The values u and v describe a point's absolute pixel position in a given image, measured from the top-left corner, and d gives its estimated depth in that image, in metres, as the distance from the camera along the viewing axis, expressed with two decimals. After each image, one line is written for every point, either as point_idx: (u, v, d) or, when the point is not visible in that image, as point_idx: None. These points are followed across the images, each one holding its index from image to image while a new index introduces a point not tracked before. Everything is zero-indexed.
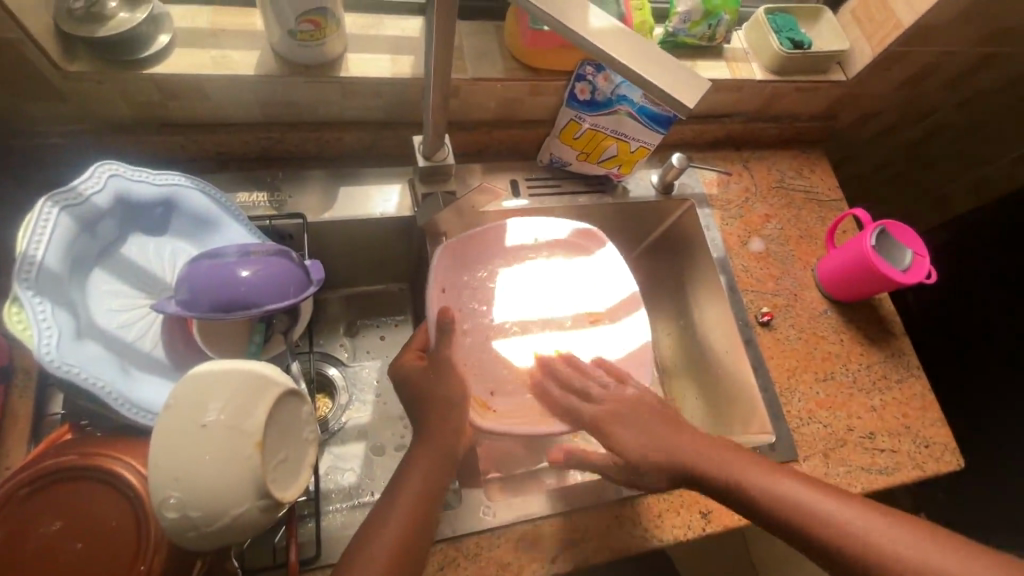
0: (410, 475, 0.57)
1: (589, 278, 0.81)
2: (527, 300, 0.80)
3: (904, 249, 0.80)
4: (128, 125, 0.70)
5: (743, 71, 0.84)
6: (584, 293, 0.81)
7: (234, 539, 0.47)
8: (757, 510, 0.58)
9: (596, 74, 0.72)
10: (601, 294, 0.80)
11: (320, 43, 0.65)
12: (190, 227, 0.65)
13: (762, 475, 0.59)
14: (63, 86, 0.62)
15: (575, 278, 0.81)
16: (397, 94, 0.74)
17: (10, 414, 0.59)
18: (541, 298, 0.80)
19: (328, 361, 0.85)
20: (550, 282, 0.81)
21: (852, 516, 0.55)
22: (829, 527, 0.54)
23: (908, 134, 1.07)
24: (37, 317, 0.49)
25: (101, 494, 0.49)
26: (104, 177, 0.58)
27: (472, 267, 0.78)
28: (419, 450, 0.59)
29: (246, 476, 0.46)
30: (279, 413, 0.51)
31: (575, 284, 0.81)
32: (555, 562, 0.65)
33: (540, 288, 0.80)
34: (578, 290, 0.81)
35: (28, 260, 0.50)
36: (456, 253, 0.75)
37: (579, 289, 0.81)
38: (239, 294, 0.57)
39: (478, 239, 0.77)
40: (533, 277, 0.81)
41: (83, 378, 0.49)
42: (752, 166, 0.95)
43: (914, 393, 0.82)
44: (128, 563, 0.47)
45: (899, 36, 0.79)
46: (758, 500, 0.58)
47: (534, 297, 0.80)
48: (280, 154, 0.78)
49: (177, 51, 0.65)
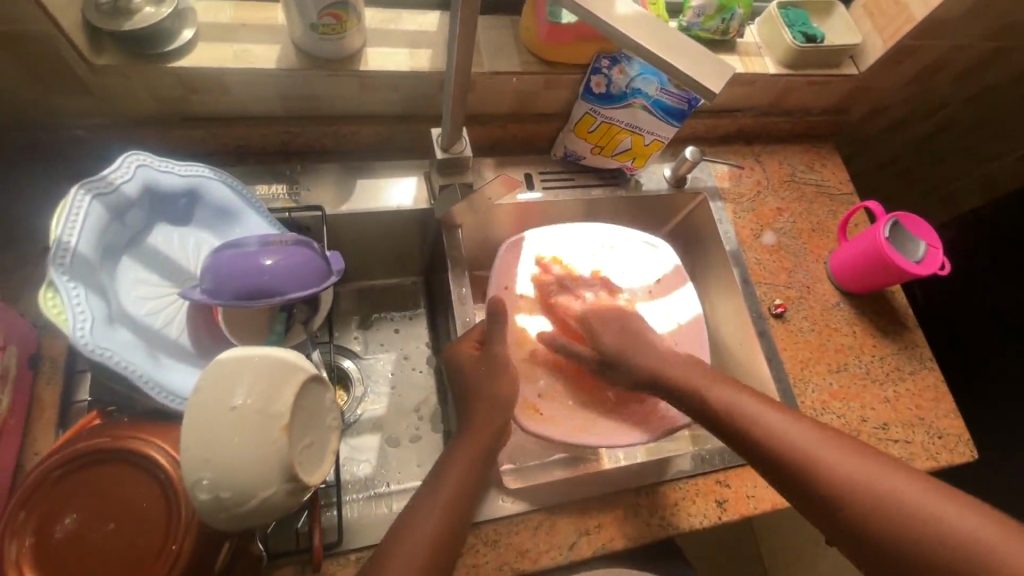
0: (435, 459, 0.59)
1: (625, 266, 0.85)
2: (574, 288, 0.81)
3: (918, 241, 0.80)
4: (151, 118, 0.71)
5: (756, 65, 0.84)
6: (629, 271, 0.85)
7: (261, 521, 0.47)
8: (745, 444, 0.58)
9: (612, 68, 0.73)
10: (645, 271, 0.85)
11: (340, 37, 0.66)
12: (213, 218, 0.66)
13: (761, 407, 0.59)
14: (90, 80, 0.63)
15: (620, 257, 0.85)
16: (414, 88, 0.75)
17: (38, 401, 0.60)
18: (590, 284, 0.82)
19: (344, 353, 0.86)
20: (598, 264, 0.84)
21: (838, 455, 0.53)
22: (760, 427, 0.57)
23: (919, 129, 1.07)
24: (72, 302, 0.50)
25: (132, 475, 0.50)
26: (133, 167, 0.59)
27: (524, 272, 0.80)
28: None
29: (274, 460, 0.46)
30: (304, 399, 0.51)
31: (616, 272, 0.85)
32: (573, 550, 0.66)
33: (589, 270, 0.83)
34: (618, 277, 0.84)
35: (62, 246, 0.51)
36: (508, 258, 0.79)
37: (625, 268, 0.85)
38: (263, 283, 0.58)
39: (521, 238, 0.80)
40: (584, 262, 0.83)
41: (116, 362, 0.50)
42: (764, 160, 0.96)
43: (927, 385, 0.83)
44: (161, 543, 0.48)
45: (912, 30, 0.80)
46: (748, 431, 0.58)
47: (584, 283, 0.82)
48: (299, 148, 0.79)
49: (200, 46, 0.66)
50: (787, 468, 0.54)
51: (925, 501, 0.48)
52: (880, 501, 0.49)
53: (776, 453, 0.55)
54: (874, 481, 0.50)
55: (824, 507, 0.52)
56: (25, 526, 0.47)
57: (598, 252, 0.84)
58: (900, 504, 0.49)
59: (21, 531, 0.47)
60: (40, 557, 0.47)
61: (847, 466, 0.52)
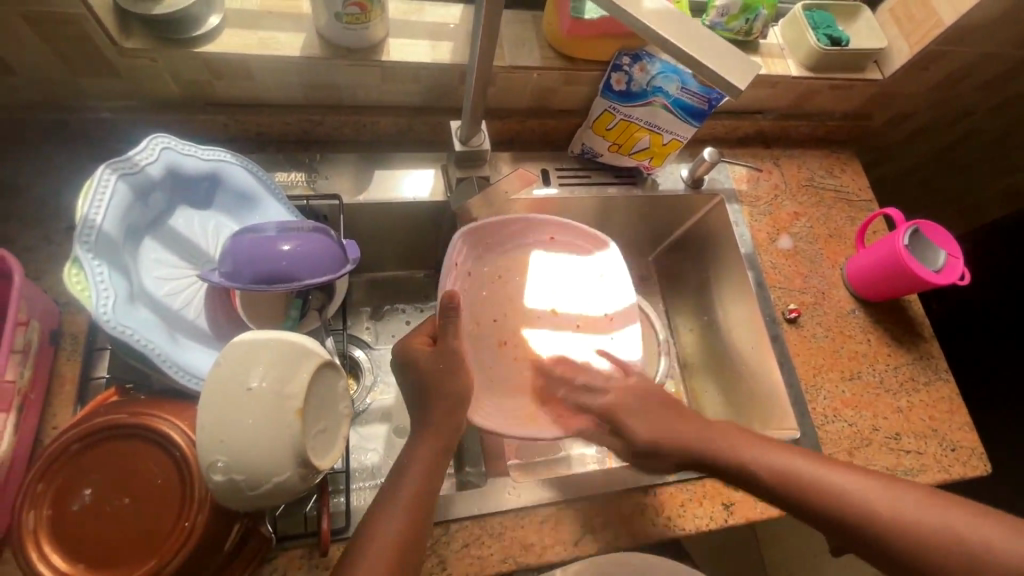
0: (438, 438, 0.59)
1: (587, 276, 0.81)
2: (543, 276, 0.81)
3: (938, 249, 0.79)
4: (175, 102, 0.72)
5: (778, 67, 0.84)
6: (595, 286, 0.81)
7: (273, 502, 0.48)
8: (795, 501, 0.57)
9: (633, 65, 0.73)
10: (606, 291, 0.80)
11: (365, 26, 0.66)
12: (233, 203, 0.66)
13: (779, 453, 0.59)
14: (118, 62, 0.64)
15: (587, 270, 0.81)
16: (434, 80, 0.75)
17: (59, 375, 0.61)
18: (555, 287, 0.81)
19: (355, 343, 0.86)
20: (563, 271, 0.81)
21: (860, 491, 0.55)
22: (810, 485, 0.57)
23: (942, 138, 1.06)
24: (96, 280, 0.51)
25: (148, 450, 0.51)
26: (158, 149, 0.60)
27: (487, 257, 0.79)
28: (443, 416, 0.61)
29: (288, 442, 0.47)
30: (317, 384, 0.52)
31: (575, 280, 0.81)
32: (577, 545, 0.66)
33: (556, 275, 0.81)
34: (577, 282, 0.81)
35: (88, 224, 0.52)
36: (474, 241, 0.77)
37: (593, 287, 0.81)
38: (281, 268, 0.58)
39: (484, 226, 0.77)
40: (554, 263, 0.82)
41: (135, 339, 0.51)
42: (782, 163, 0.95)
43: (941, 397, 0.82)
44: (176, 519, 0.49)
45: (939, 35, 0.79)
46: (767, 472, 0.58)
47: (554, 286, 0.81)
48: (317, 137, 0.80)
49: (225, 32, 0.67)
50: (816, 508, 0.56)
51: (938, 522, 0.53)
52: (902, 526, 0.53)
53: (802, 495, 0.57)
54: (907, 513, 0.53)
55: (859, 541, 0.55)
56: (44, 495, 0.48)
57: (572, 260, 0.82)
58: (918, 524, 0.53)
59: (40, 500, 0.48)
60: (58, 526, 0.48)
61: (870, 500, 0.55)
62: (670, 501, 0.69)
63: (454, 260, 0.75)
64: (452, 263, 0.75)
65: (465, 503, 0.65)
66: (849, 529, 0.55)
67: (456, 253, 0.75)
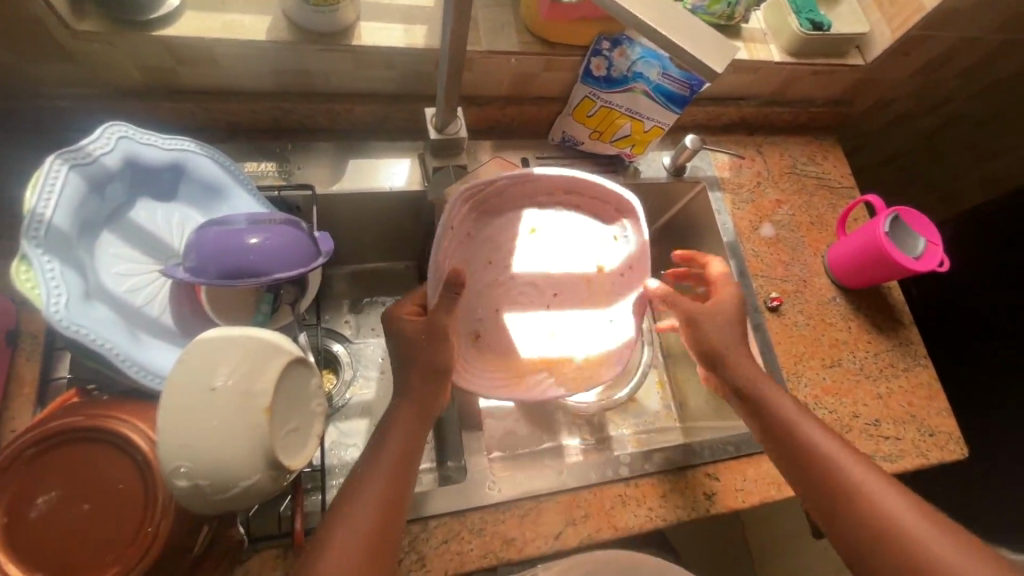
0: (408, 434, 0.56)
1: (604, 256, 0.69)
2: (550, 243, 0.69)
3: (918, 236, 0.79)
4: (137, 90, 0.69)
5: (760, 53, 0.82)
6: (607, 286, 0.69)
7: (242, 506, 0.46)
8: (787, 449, 0.61)
9: (613, 50, 0.71)
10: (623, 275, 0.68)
11: (333, 9, 0.63)
12: (198, 195, 0.64)
13: (791, 407, 0.63)
14: (71, 46, 0.61)
15: (603, 248, 0.69)
16: (409, 66, 0.73)
17: (17, 376, 0.58)
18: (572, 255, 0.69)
19: (333, 336, 0.85)
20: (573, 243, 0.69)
21: (866, 476, 0.57)
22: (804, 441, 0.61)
23: (924, 123, 1.06)
24: (46, 277, 0.48)
25: (108, 455, 0.49)
26: (113, 138, 0.57)
27: (497, 211, 0.67)
28: (415, 413, 0.58)
29: (256, 444, 0.45)
30: (287, 382, 0.50)
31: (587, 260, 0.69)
32: (559, 539, 0.65)
33: (577, 243, 0.69)
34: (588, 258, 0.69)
35: (36, 217, 0.50)
36: (483, 198, 0.65)
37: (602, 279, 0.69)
38: (248, 262, 0.56)
39: (495, 182, 0.64)
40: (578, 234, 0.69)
41: (90, 338, 0.49)
42: (765, 150, 0.94)
43: (920, 382, 0.82)
44: (138, 525, 0.47)
45: (921, 19, 0.77)
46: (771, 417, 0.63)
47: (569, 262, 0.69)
48: (289, 125, 0.77)
49: (186, 15, 0.64)
50: (802, 460, 0.60)
51: (920, 524, 0.53)
52: (883, 512, 0.55)
53: (795, 444, 0.61)
54: (881, 502, 0.55)
55: (826, 504, 0.58)
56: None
57: (597, 238, 0.69)
58: (913, 532, 0.53)
59: None
60: (14, 536, 0.46)
61: (876, 492, 0.56)
62: (651, 491, 0.69)
63: (450, 225, 0.63)
64: (449, 227, 0.63)
65: (444, 497, 0.64)
66: (823, 489, 0.58)
67: (455, 218, 0.63)
